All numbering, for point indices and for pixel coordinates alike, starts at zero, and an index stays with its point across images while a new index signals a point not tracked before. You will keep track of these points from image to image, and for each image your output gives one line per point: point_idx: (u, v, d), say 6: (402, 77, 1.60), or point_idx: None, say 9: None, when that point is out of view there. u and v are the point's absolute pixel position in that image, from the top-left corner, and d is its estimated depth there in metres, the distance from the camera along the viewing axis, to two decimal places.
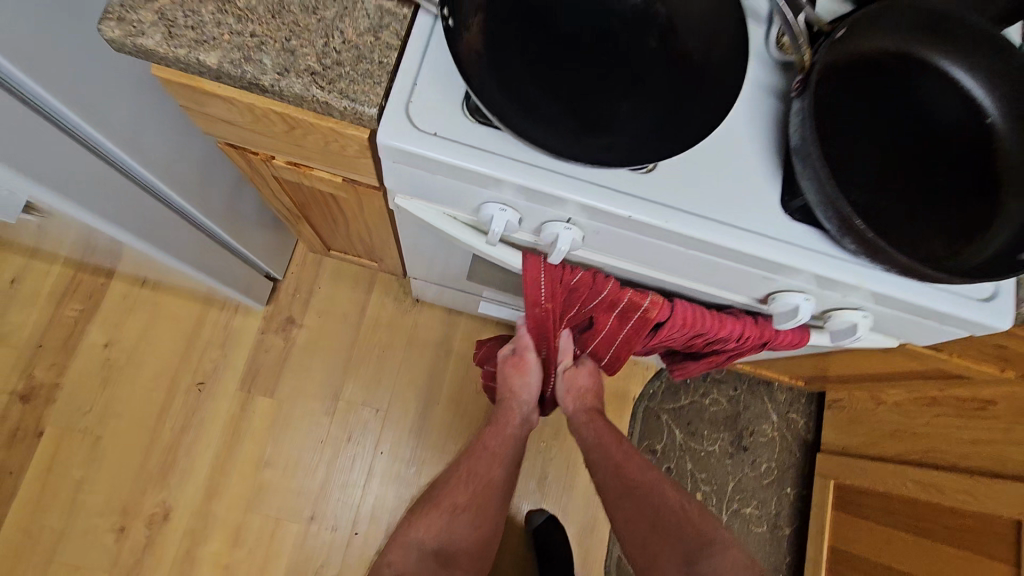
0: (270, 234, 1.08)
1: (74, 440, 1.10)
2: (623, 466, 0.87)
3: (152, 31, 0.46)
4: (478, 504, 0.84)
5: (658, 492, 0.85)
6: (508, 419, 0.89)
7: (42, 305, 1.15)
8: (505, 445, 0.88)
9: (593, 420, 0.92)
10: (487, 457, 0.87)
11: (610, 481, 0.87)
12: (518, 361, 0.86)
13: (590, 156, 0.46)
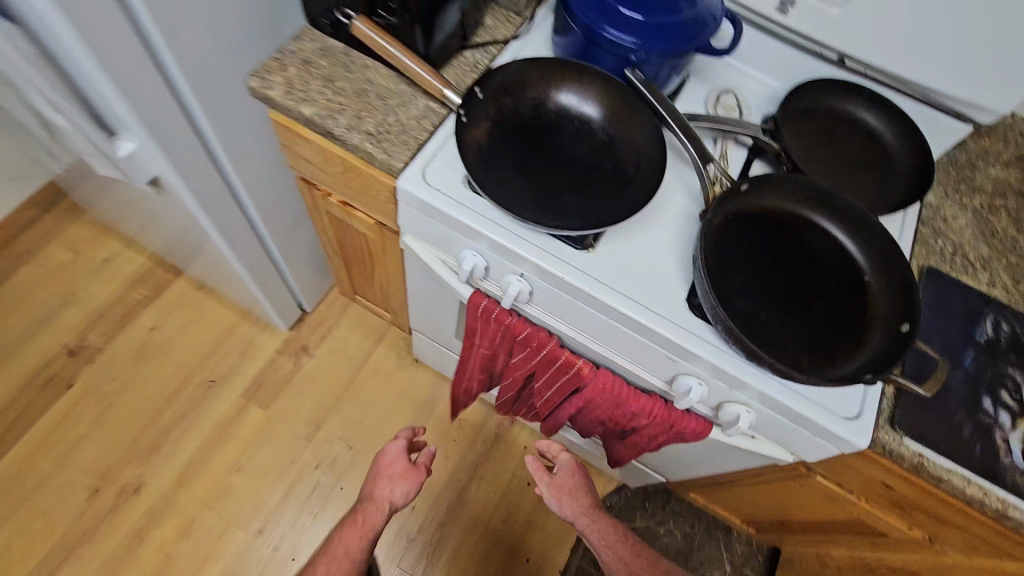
0: (314, 271, 1.30)
1: (92, 399, 1.26)
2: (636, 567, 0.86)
3: (276, 87, 0.71)
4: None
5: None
6: (373, 513, 0.90)
7: (117, 284, 1.38)
8: (357, 546, 0.85)
9: (593, 520, 0.90)
10: (344, 551, 0.85)
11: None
12: (409, 469, 0.96)
13: (534, 220, 0.63)
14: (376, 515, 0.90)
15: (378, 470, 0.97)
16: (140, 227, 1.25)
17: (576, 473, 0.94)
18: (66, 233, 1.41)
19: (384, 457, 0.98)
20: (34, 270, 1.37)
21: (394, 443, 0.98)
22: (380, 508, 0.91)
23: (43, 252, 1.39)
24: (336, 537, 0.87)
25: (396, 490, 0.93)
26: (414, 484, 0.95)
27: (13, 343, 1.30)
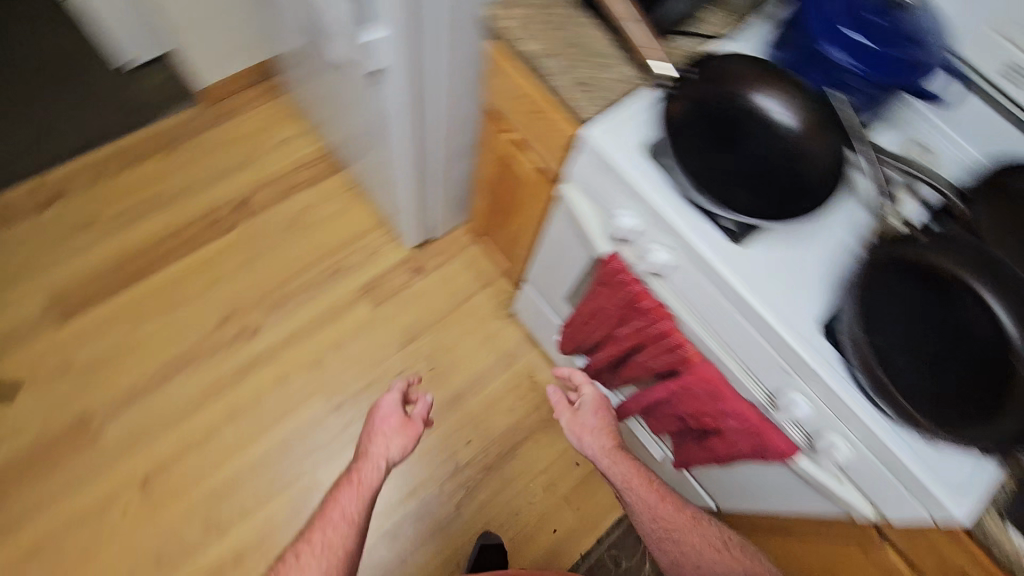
0: (456, 203, 1.40)
1: (244, 247, 1.46)
2: (660, 511, 0.89)
3: (508, 20, 0.81)
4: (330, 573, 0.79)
5: (691, 530, 0.89)
6: (369, 475, 0.88)
7: (291, 160, 1.57)
8: (355, 508, 0.85)
9: (615, 461, 0.91)
10: (338, 514, 0.85)
11: (650, 528, 0.90)
12: (406, 423, 0.94)
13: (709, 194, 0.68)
14: (372, 476, 0.88)
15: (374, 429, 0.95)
16: (326, 119, 1.41)
17: (599, 408, 0.97)
18: (261, 108, 1.62)
19: (379, 411, 0.96)
20: (228, 130, 1.58)
21: (387, 396, 0.95)
22: (377, 466, 0.89)
23: (240, 118, 1.60)
24: (331, 500, 0.87)
25: (392, 446, 0.92)
26: (411, 438, 0.94)
27: (197, 184, 1.52)
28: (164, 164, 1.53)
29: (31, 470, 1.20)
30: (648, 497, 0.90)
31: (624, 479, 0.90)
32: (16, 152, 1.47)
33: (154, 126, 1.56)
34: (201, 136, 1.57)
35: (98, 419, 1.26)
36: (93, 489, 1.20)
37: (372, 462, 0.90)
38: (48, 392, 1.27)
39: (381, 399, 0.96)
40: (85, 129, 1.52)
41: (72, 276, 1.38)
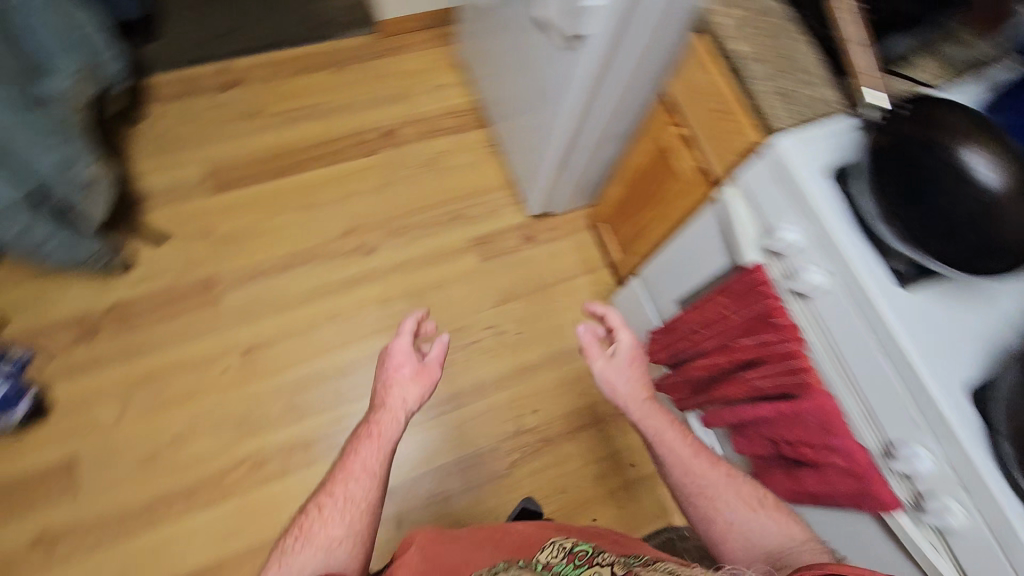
0: (585, 187, 1.44)
1: (381, 172, 1.56)
2: (691, 461, 0.85)
3: (725, 18, 0.84)
4: (354, 528, 0.74)
5: (725, 485, 0.83)
6: (388, 428, 0.81)
7: (442, 107, 1.66)
8: (376, 462, 0.79)
9: (646, 408, 0.88)
10: (359, 466, 0.78)
11: (680, 480, 0.84)
12: (419, 372, 0.87)
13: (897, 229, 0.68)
14: (392, 426, 0.81)
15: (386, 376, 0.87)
16: (487, 75, 1.48)
17: (633, 353, 0.92)
18: (427, 51, 1.72)
19: (391, 358, 0.86)
20: (394, 62, 1.69)
21: (401, 338, 0.85)
22: (395, 415, 0.82)
23: (407, 54, 1.70)
24: (351, 451, 0.80)
25: (409, 394, 0.84)
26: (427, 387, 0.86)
27: (356, 104, 1.63)
28: (332, 77, 1.65)
29: (159, 310, 1.34)
30: (679, 446, 0.86)
31: (655, 428, 0.86)
32: (214, 34, 1.63)
33: (333, 42, 1.68)
34: (369, 61, 1.68)
35: (223, 284, 1.38)
36: (204, 343, 1.33)
37: (392, 410, 0.83)
38: (189, 248, 1.41)
39: (392, 344, 0.87)
40: (275, 29, 1.66)
41: (232, 154, 1.52)
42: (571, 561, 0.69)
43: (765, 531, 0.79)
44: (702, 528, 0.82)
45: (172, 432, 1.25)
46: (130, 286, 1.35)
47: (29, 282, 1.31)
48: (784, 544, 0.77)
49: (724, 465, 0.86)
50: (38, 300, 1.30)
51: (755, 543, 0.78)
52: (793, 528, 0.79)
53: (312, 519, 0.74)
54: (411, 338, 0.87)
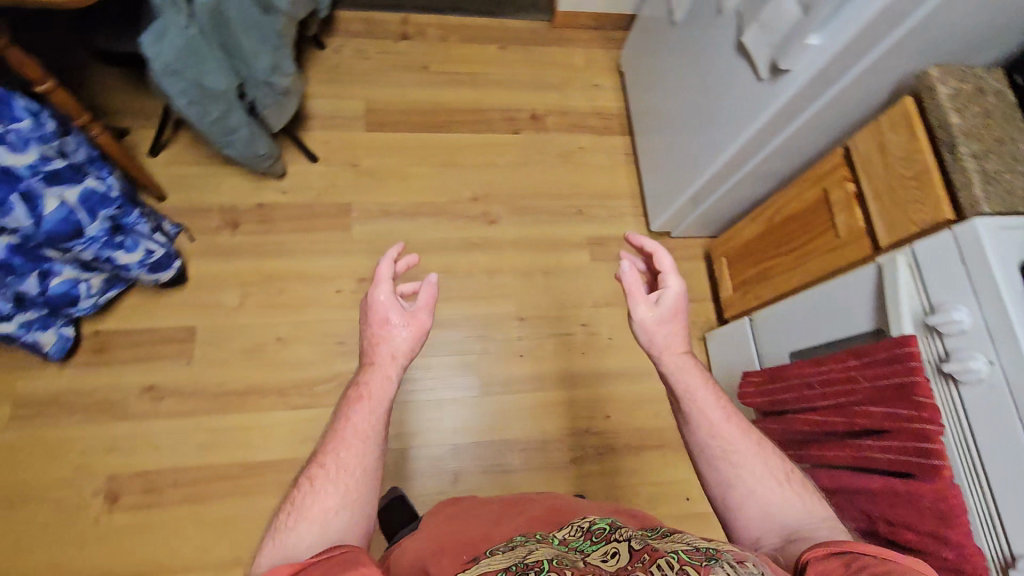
0: (718, 217, 1.44)
1: (520, 151, 1.61)
2: (720, 424, 0.79)
3: (945, 86, 0.82)
4: (356, 499, 0.70)
5: (753, 455, 0.77)
6: (378, 389, 0.78)
7: (590, 106, 1.70)
8: (370, 425, 0.75)
9: (681, 362, 0.84)
10: (350, 433, 0.74)
11: (703, 440, 0.79)
12: (403, 325, 0.81)
13: None
14: (385, 386, 0.78)
15: (371, 329, 0.82)
16: (646, 94, 1.52)
17: (677, 303, 0.85)
18: (592, 52, 1.76)
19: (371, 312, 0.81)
20: (559, 54, 1.74)
21: (381, 288, 0.80)
22: (387, 373, 0.79)
23: (572, 50, 1.75)
24: (341, 417, 0.76)
25: (401, 346, 0.81)
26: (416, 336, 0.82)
27: (513, 83, 1.69)
28: (499, 53, 1.72)
29: (296, 221, 1.44)
30: (711, 407, 0.81)
31: (688, 384, 0.82)
32: None
33: (508, 21, 1.75)
34: (536, 47, 1.74)
35: (355, 215, 1.47)
36: (326, 262, 1.42)
37: (385, 369, 0.80)
38: (334, 173, 1.50)
39: (371, 294, 0.82)
40: None
41: (392, 99, 1.61)
42: (589, 538, 0.67)
43: (787, 509, 0.73)
44: (720, 494, 0.77)
45: (279, 332, 1.34)
46: (276, 193, 1.46)
47: (196, 164, 1.44)
48: (806, 521, 0.72)
49: (755, 432, 0.80)
50: (199, 182, 1.42)
51: (773, 518, 0.73)
52: (819, 507, 0.75)
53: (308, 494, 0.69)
54: (391, 285, 0.81)
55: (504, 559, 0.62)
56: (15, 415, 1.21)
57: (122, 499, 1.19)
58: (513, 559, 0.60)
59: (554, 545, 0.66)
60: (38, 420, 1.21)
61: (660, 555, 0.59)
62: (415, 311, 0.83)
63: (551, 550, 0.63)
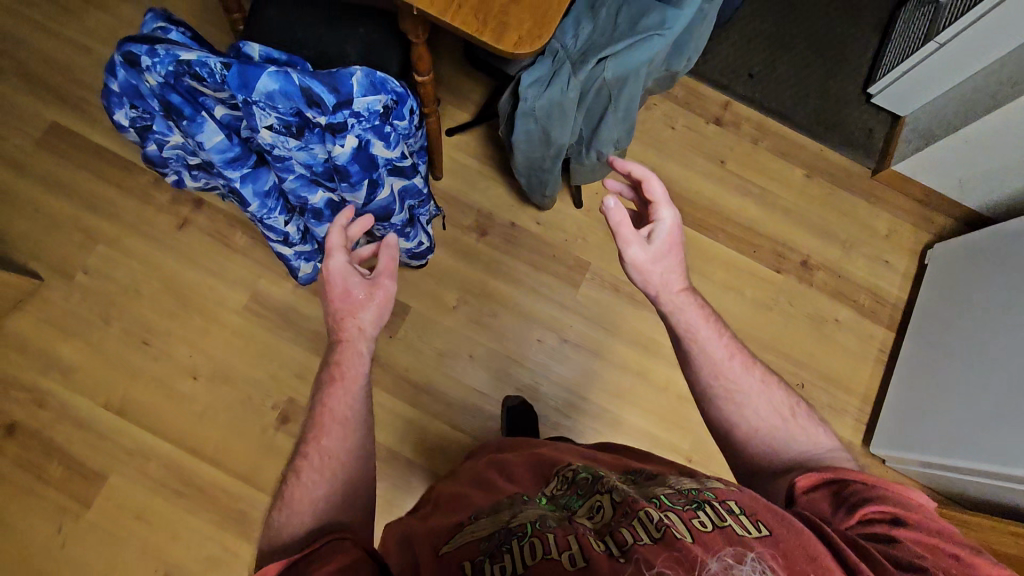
0: (945, 484, 1.28)
1: (772, 293, 1.48)
2: (724, 364, 0.86)
3: None
4: (345, 489, 0.76)
5: (757, 396, 0.84)
6: (349, 366, 0.83)
7: (872, 280, 1.50)
8: (347, 407, 0.80)
9: (678, 299, 0.89)
10: (331, 417, 0.79)
11: (709, 382, 0.86)
12: (367, 290, 0.85)
13: None
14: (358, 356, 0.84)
15: (336, 305, 0.86)
16: (956, 319, 1.32)
17: (671, 239, 0.89)
18: (903, 223, 1.55)
19: (332, 287, 0.85)
20: (865, 209, 1.55)
21: (335, 259, 0.85)
22: (360, 352, 0.85)
23: (882, 212, 1.55)
24: (319, 402, 0.81)
25: (369, 313, 0.85)
26: (383, 299, 0.86)
27: (802, 218, 1.53)
28: (802, 180, 1.55)
29: (535, 256, 1.45)
30: (714, 349, 0.87)
31: (687, 324, 0.89)
32: (744, 70, 1.59)
33: (829, 151, 1.58)
34: (846, 192, 1.55)
35: (588, 277, 1.45)
36: (541, 307, 1.42)
37: (354, 346, 0.84)
38: (588, 226, 1.47)
39: (327, 265, 0.85)
40: (793, 102, 1.59)
41: (677, 180, 1.52)
42: (575, 492, 0.75)
43: (785, 451, 0.81)
44: (725, 429, 0.85)
45: (472, 352, 1.39)
46: (529, 219, 1.46)
47: (477, 158, 1.47)
48: (808, 458, 0.80)
49: (759, 370, 0.87)
50: (472, 177, 1.46)
51: (773, 458, 0.82)
52: (820, 442, 0.82)
53: (299, 486, 0.74)
54: (343, 253, 0.85)
55: (489, 524, 0.69)
56: (246, 306, 1.36)
57: (290, 422, 1.31)
58: (497, 526, 0.68)
59: (542, 506, 0.74)
60: (261, 320, 1.35)
61: (640, 508, 0.65)
62: (376, 278, 0.87)
63: (536, 514, 0.70)
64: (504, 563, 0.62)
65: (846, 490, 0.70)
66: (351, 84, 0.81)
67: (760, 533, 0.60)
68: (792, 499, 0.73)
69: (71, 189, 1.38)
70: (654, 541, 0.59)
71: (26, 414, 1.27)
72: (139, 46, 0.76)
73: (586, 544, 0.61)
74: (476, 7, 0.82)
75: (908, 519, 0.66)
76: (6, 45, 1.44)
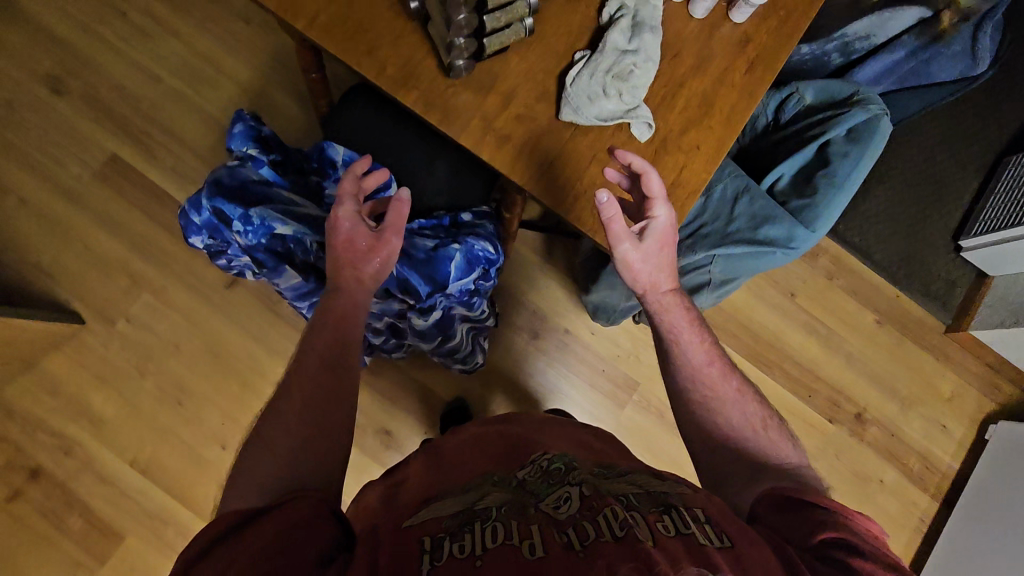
0: None
1: (820, 443, 1.43)
2: (701, 363, 0.75)
3: None
4: (315, 440, 0.64)
5: (731, 403, 0.72)
6: (343, 314, 0.73)
7: (926, 444, 1.45)
8: (330, 359, 0.70)
9: (666, 301, 0.77)
10: (313, 357, 0.70)
11: (683, 383, 0.75)
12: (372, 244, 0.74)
13: None
14: (353, 302, 0.74)
15: (341, 255, 0.75)
16: (1014, 510, 1.26)
17: (665, 239, 0.76)
18: (968, 387, 1.48)
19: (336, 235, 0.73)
20: (932, 367, 1.48)
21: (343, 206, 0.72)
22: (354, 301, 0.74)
23: (949, 372, 1.48)
24: (304, 351, 0.71)
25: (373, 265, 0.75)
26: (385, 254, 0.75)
27: (865, 367, 1.47)
28: (871, 326, 1.48)
29: (583, 368, 1.39)
30: (694, 352, 0.75)
31: (671, 326, 0.76)
32: None
33: (904, 298, 1.50)
34: (914, 345, 1.48)
35: (635, 397, 1.40)
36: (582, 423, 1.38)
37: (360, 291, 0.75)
38: (644, 343, 1.41)
39: (333, 213, 0.74)
40: (878, 240, 1.50)
41: (742, 307, 1.46)
42: (547, 477, 0.65)
43: (749, 457, 0.69)
44: (690, 434, 0.73)
45: None
46: (584, 327, 1.41)
47: (540, 254, 1.41)
48: (774, 467, 0.67)
49: (737, 378, 0.75)
50: (532, 274, 1.40)
51: (740, 463, 0.68)
52: (785, 454, 0.69)
53: (267, 438, 0.64)
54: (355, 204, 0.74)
55: (455, 507, 0.61)
56: None
57: None
58: (460, 507, 0.61)
59: (510, 491, 0.64)
60: None
61: (605, 503, 0.57)
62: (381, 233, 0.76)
63: (501, 501, 0.61)
64: (463, 542, 0.53)
65: (809, 512, 0.59)
66: (448, 267, 0.80)
67: (721, 544, 0.53)
68: (757, 517, 0.62)
69: (124, 230, 1.34)
70: (613, 538, 0.51)
71: (53, 460, 1.25)
72: (233, 209, 0.74)
73: (546, 535, 0.53)
74: (593, 201, 0.76)
75: (866, 552, 0.55)
76: (74, 62, 1.38)
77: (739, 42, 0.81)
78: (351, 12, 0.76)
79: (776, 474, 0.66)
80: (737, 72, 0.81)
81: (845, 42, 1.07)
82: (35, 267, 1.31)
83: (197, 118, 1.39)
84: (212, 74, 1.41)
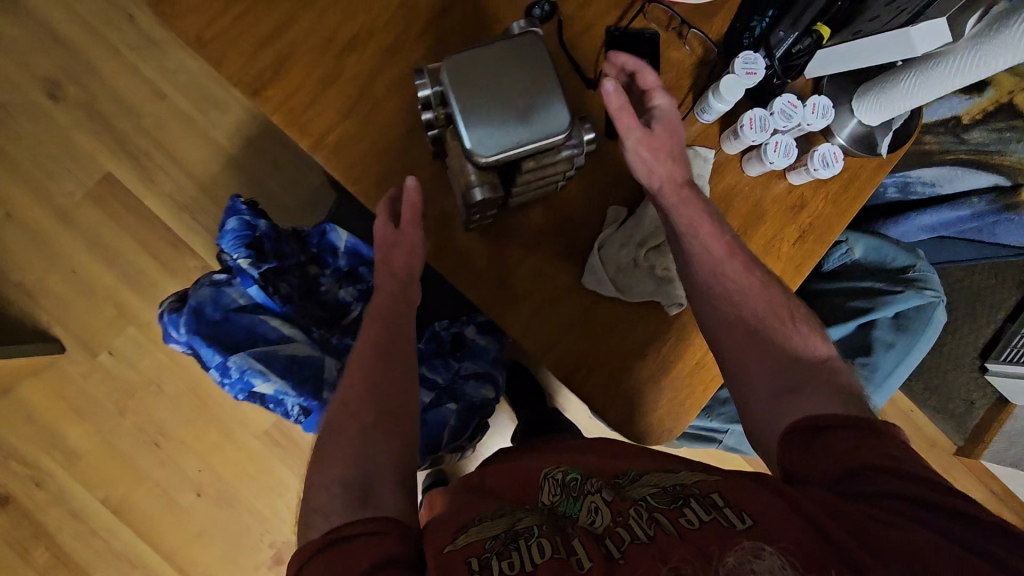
0: None
1: None
2: (721, 254, 0.65)
3: None
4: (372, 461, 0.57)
5: (757, 293, 0.64)
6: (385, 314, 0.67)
7: None
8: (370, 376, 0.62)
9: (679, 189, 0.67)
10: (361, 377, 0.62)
11: (703, 279, 0.65)
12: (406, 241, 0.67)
13: None
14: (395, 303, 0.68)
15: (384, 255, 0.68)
16: None
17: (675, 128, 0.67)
18: None
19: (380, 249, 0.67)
20: None
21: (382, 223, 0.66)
22: (393, 295, 0.68)
23: None
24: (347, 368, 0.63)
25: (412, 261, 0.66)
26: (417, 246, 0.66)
27: None
28: None
29: None
30: (713, 243, 0.66)
31: (690, 216, 0.66)
32: None
33: (917, 413, 1.47)
34: None
35: None
36: None
37: (403, 295, 0.68)
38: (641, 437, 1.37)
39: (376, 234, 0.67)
40: None
41: None
42: (564, 487, 0.58)
43: (774, 354, 0.61)
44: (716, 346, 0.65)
45: None
46: (580, 411, 1.33)
47: None
48: (804, 366, 0.60)
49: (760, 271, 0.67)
50: None
51: (770, 367, 0.60)
52: (812, 346, 0.62)
53: (328, 451, 0.58)
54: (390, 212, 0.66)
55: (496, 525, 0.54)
56: (268, 431, 1.28)
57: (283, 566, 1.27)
58: (502, 526, 0.53)
59: (538, 508, 0.57)
60: (279, 451, 1.28)
61: (627, 504, 0.53)
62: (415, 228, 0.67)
63: (530, 519, 0.54)
64: (512, 561, 0.48)
65: (834, 439, 0.54)
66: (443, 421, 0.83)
67: (744, 523, 0.47)
68: (790, 450, 0.55)
69: (115, 257, 1.27)
70: (650, 540, 0.47)
71: (22, 491, 1.22)
72: (212, 353, 0.77)
73: (594, 547, 0.48)
74: (604, 379, 0.70)
75: (907, 472, 0.50)
76: (75, 66, 1.29)
77: (791, 208, 0.73)
78: (366, 133, 0.68)
79: (811, 383, 0.58)
80: (785, 242, 0.73)
81: (905, 182, 1.08)
82: (18, 288, 1.25)
83: (200, 141, 1.30)
84: (221, 96, 1.31)
